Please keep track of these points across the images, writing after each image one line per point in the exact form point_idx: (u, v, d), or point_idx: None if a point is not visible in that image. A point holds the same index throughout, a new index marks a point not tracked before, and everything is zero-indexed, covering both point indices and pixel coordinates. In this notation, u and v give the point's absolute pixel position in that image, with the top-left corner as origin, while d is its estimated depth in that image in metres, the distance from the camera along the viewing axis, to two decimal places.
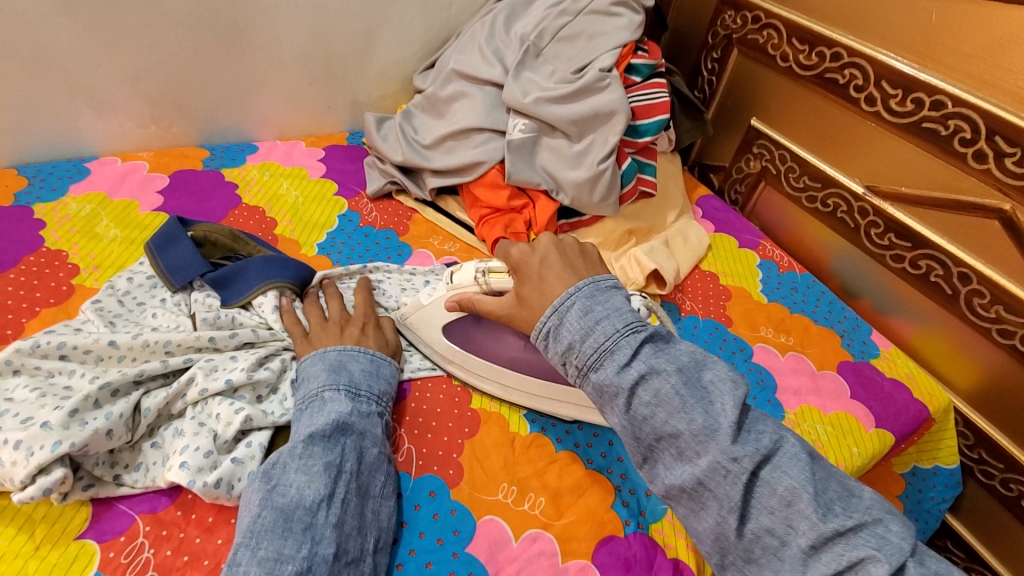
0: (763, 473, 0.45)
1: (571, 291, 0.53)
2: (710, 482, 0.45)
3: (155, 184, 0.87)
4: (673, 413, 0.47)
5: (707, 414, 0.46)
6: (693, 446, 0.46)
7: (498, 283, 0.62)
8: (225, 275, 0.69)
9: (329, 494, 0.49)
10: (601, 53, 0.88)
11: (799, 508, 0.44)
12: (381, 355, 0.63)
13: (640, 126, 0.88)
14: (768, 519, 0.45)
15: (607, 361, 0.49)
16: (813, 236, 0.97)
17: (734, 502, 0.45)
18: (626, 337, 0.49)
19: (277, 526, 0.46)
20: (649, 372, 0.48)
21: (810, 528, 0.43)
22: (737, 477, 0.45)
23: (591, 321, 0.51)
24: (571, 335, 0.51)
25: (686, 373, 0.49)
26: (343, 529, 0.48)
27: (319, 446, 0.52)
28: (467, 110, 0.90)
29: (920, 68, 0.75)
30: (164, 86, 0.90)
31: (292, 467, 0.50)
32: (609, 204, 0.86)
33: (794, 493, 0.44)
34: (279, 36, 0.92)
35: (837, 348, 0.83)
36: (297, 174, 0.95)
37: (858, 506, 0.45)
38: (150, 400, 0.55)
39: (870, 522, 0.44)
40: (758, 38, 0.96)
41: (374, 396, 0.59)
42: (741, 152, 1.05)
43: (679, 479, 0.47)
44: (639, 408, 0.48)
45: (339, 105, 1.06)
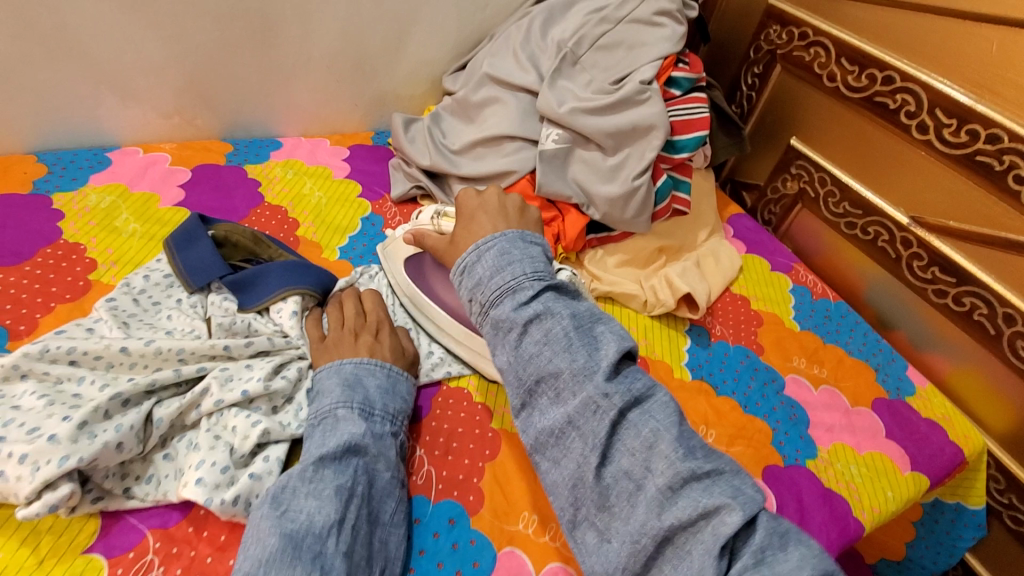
0: (631, 415, 0.46)
1: (495, 235, 0.55)
2: (578, 419, 0.46)
3: (176, 177, 0.85)
4: (556, 352, 0.47)
5: (590, 357, 0.47)
6: (569, 386, 0.47)
7: (445, 226, 0.70)
8: (246, 279, 0.67)
9: (340, 519, 0.47)
10: (641, 64, 0.84)
11: (659, 449, 0.43)
12: (397, 370, 0.61)
13: (677, 141, 0.85)
14: (628, 461, 0.44)
15: (507, 299, 0.50)
16: (848, 262, 0.94)
17: (599, 439, 0.45)
18: (530, 280, 0.51)
19: (286, 553, 0.43)
20: (544, 313, 0.49)
21: (667, 467, 0.42)
22: (606, 413, 0.45)
23: (504, 262, 0.52)
24: (482, 271, 0.53)
25: (579, 320, 0.49)
26: (352, 558, 0.46)
27: (330, 469, 0.49)
28: (500, 116, 0.87)
29: (977, 99, 0.72)
30: (191, 78, 0.88)
31: (303, 490, 0.48)
32: (641, 221, 0.84)
33: (656, 436, 0.44)
34: (309, 32, 0.90)
35: (871, 384, 0.80)
36: (321, 173, 0.93)
37: (721, 459, 0.45)
38: (163, 410, 0.53)
39: (728, 473, 0.43)
40: (805, 55, 0.93)
41: (389, 416, 0.57)
42: (777, 171, 1.02)
43: (553, 420, 0.47)
44: (528, 346, 0.48)
45: (366, 104, 1.03)
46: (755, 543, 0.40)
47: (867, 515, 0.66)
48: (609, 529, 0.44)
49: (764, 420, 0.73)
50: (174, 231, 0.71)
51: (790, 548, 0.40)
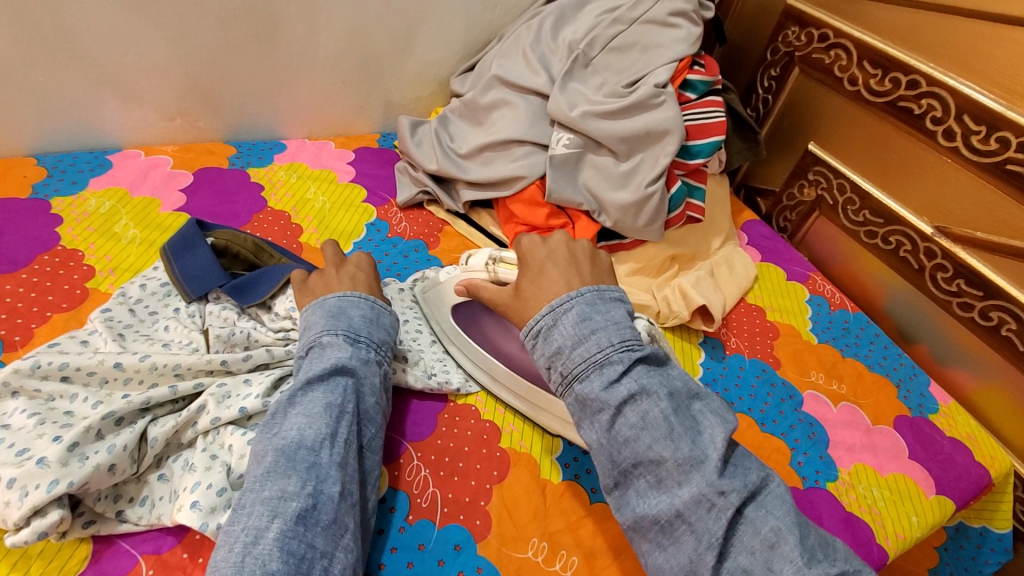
0: (748, 511, 0.43)
1: (572, 294, 0.51)
2: (688, 514, 0.43)
3: (178, 181, 0.83)
4: (658, 439, 0.45)
5: (695, 445, 0.45)
6: (675, 475, 0.44)
7: (505, 274, 0.62)
8: (246, 282, 0.66)
9: (332, 433, 0.47)
10: (656, 67, 0.82)
11: (782, 551, 0.42)
12: (381, 303, 0.59)
13: (692, 147, 0.82)
14: (747, 560, 0.42)
15: (595, 374, 0.47)
16: (868, 272, 0.91)
17: (715, 538, 0.42)
18: (619, 352, 0.47)
19: (280, 466, 0.45)
20: (639, 393, 0.46)
21: (792, 574, 0.41)
22: (723, 511, 0.42)
23: (585, 329, 0.48)
24: (562, 339, 0.49)
25: (678, 400, 0.47)
26: (345, 469, 0.47)
27: (319, 390, 0.50)
28: (509, 120, 0.84)
29: (1008, 105, 0.69)
30: (193, 80, 0.86)
31: (293, 412, 0.48)
32: (654, 229, 0.81)
33: (778, 535, 0.42)
34: (314, 33, 0.88)
35: (893, 401, 0.77)
36: (326, 177, 0.91)
37: (835, 555, 0.44)
38: (157, 429, 0.51)
39: (846, 573, 0.42)
40: (825, 57, 0.90)
41: (374, 344, 0.55)
42: (794, 177, 0.99)
43: (656, 509, 0.44)
44: (623, 429, 0.46)
45: (372, 106, 1.01)
46: None
47: (891, 542, 0.63)
48: None
49: (781, 439, 0.70)
50: (172, 237, 0.70)
51: None
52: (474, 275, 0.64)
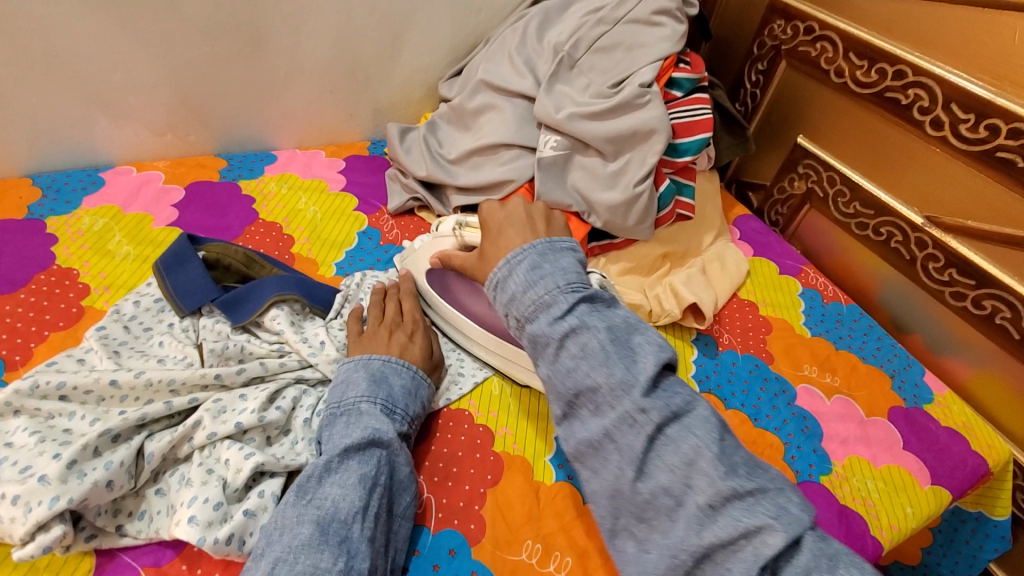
0: (670, 431, 0.45)
1: (524, 249, 0.55)
2: (616, 434, 0.46)
3: (170, 197, 0.84)
4: (595, 366, 0.47)
5: (628, 370, 0.46)
6: (608, 400, 0.46)
7: (470, 237, 0.68)
8: (237, 297, 0.66)
9: (364, 507, 0.48)
10: (640, 66, 0.82)
11: (700, 466, 0.43)
12: (422, 374, 0.62)
13: (680, 144, 0.82)
14: (667, 477, 0.44)
15: (540, 313, 0.50)
16: (860, 263, 0.91)
17: (635, 453, 0.45)
18: (565, 294, 0.50)
19: (313, 539, 0.45)
20: (580, 327, 0.49)
21: (708, 486, 0.42)
22: (643, 428, 0.45)
23: (534, 276, 0.52)
24: (515, 286, 0.53)
25: (615, 331, 0.49)
26: (374, 544, 0.48)
27: (354, 460, 0.51)
28: (496, 124, 0.85)
29: (997, 92, 0.68)
30: (182, 95, 0.86)
31: (328, 480, 0.49)
32: (644, 228, 0.82)
33: (696, 453, 0.44)
34: (301, 43, 0.89)
35: (887, 392, 0.77)
36: (317, 187, 0.91)
37: (764, 476, 0.45)
38: (154, 444, 0.52)
39: (772, 491, 0.43)
40: (811, 50, 0.89)
41: (408, 416, 0.57)
42: (784, 171, 0.99)
43: (589, 433, 0.47)
44: (567, 360, 0.48)
45: (361, 113, 1.02)
46: (800, 565, 0.40)
47: (885, 533, 0.63)
48: (646, 541, 0.45)
49: (775, 434, 0.70)
50: (164, 253, 0.70)
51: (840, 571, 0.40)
52: (443, 242, 0.70)
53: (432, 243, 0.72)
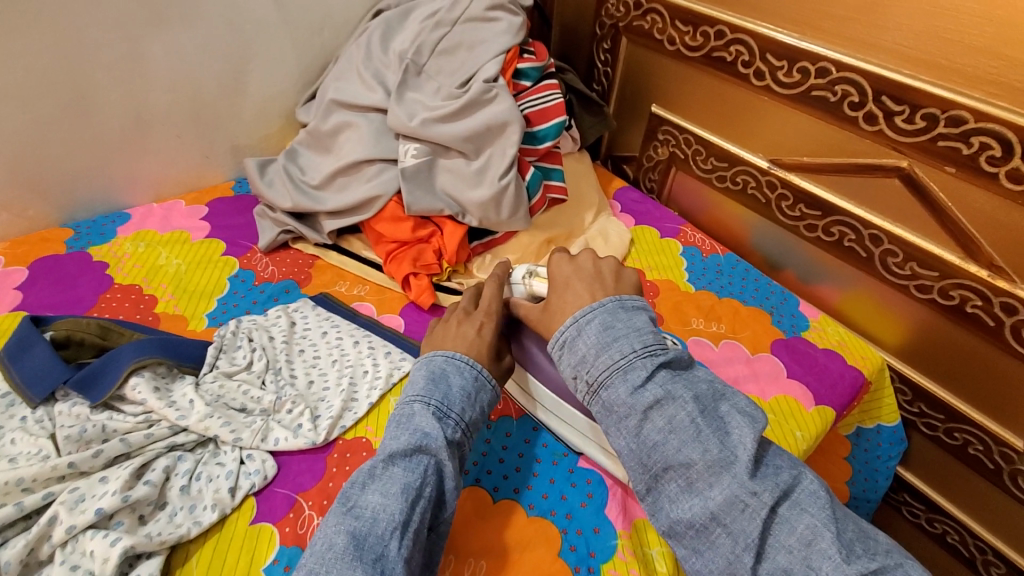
0: (782, 509, 0.47)
1: (594, 306, 0.56)
2: (723, 515, 0.46)
3: (12, 279, 0.77)
4: (687, 442, 0.49)
5: (724, 446, 0.48)
6: (704, 477, 0.48)
7: (538, 288, 0.67)
8: (92, 373, 0.61)
9: (404, 522, 0.47)
10: (484, 62, 0.83)
11: (819, 547, 0.44)
12: (486, 376, 0.58)
13: (537, 132, 0.84)
14: (786, 559, 0.45)
15: (619, 380, 0.52)
16: (730, 214, 0.96)
17: (751, 539, 0.45)
18: (643, 359, 0.52)
19: (347, 553, 0.44)
20: (664, 397, 0.50)
21: (833, 570, 0.43)
22: (756, 511, 0.46)
23: (608, 337, 0.54)
24: (586, 347, 0.54)
25: (702, 402, 0.51)
26: (410, 566, 0.46)
27: (400, 466, 0.49)
28: (355, 142, 0.84)
29: (800, 37, 0.75)
30: (6, 169, 0.79)
31: (370, 488, 0.48)
32: (520, 218, 0.83)
33: (814, 532, 0.45)
34: (133, 92, 0.83)
35: (767, 327, 0.82)
36: (179, 238, 0.86)
37: (878, 549, 0.46)
38: (7, 551, 0.47)
39: (892, 566, 0.45)
40: (643, 24, 0.94)
41: (462, 422, 0.54)
42: (647, 140, 1.03)
43: (691, 514, 0.48)
44: (651, 433, 0.50)
45: (219, 153, 0.97)
46: None
47: None
48: None
49: None
50: (7, 342, 0.65)
51: None
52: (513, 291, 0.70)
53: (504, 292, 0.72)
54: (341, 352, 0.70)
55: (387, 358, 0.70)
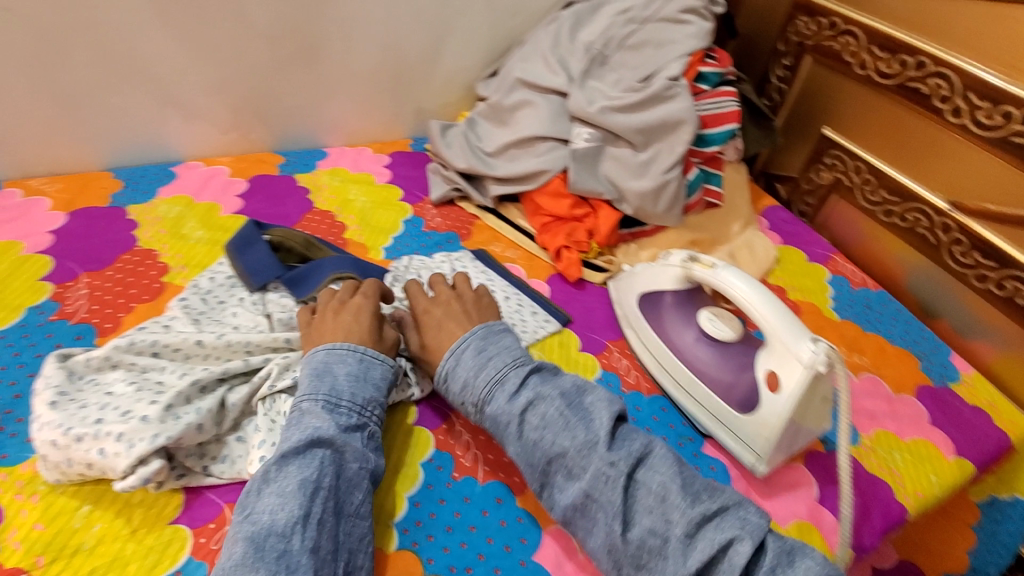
0: (640, 474, 0.54)
1: (466, 335, 0.63)
2: (594, 492, 0.52)
3: (235, 188, 0.92)
4: (559, 433, 0.55)
5: (589, 430, 0.55)
6: (578, 462, 0.54)
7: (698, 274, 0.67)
8: (300, 274, 0.72)
9: (305, 514, 0.49)
10: (669, 61, 0.86)
11: (671, 501, 0.51)
12: (371, 355, 0.60)
13: (708, 135, 0.87)
14: (649, 519, 0.51)
15: (498, 391, 0.58)
16: (888, 250, 0.93)
17: (617, 507, 0.51)
18: (512, 370, 0.60)
19: (249, 556, 0.45)
20: (536, 398, 0.58)
21: (682, 516, 0.50)
22: (617, 480, 0.52)
23: (483, 358, 0.61)
24: (466, 372, 0.60)
25: (569, 397, 0.58)
26: (319, 553, 0.48)
27: (293, 463, 0.51)
28: (532, 118, 0.90)
29: (1008, 80, 0.72)
30: (246, 97, 0.95)
31: (267, 492, 0.50)
32: (673, 215, 0.87)
33: (665, 488, 0.52)
34: (352, 48, 0.96)
35: (914, 371, 0.80)
36: (365, 179, 0.98)
37: (723, 495, 0.54)
38: (235, 396, 0.58)
39: (733, 507, 0.53)
40: (834, 45, 0.93)
41: (356, 407, 0.56)
42: (811, 162, 1.02)
43: (571, 498, 0.53)
44: (530, 433, 0.56)
45: (404, 113, 1.08)
46: (767, 566, 0.49)
47: (911, 500, 0.66)
48: None
49: None
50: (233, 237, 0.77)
51: (797, 562, 0.49)
52: (670, 271, 0.72)
53: (659, 269, 0.73)
54: None
55: (533, 316, 0.77)
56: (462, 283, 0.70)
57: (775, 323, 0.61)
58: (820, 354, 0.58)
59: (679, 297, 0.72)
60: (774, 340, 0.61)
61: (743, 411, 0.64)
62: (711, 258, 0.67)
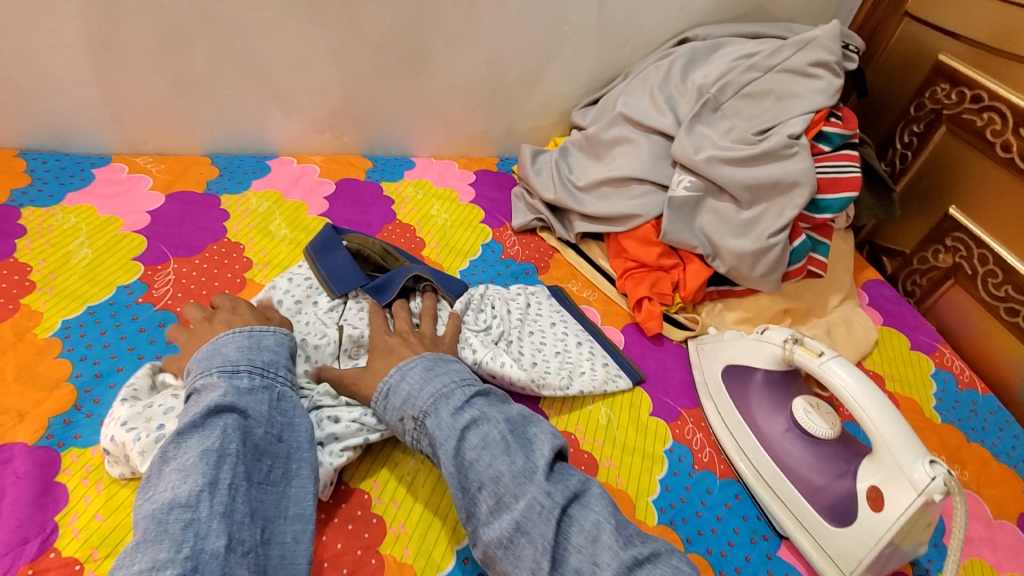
0: (573, 511, 0.48)
1: (416, 357, 0.57)
2: (526, 524, 0.46)
3: (323, 189, 0.92)
4: (496, 456, 0.49)
5: (527, 459, 0.50)
6: (512, 489, 0.48)
7: (800, 357, 0.62)
8: (383, 282, 0.71)
9: (211, 482, 0.45)
10: (790, 117, 0.81)
11: (603, 541, 0.46)
12: (260, 328, 0.57)
13: (822, 201, 0.80)
14: (577, 558, 0.46)
15: (442, 407, 0.52)
16: (1004, 350, 0.83)
17: (548, 542, 0.45)
18: (459, 387, 0.54)
19: (151, 533, 0.41)
20: (479, 419, 0.52)
21: (612, 558, 0.45)
22: (551, 514, 0.46)
23: (431, 375, 0.55)
24: (409, 387, 0.54)
25: (513, 424, 0.52)
26: (233, 518, 0.44)
27: (193, 436, 0.47)
28: (630, 158, 0.86)
29: None
30: (346, 100, 0.95)
31: (167, 469, 0.45)
32: (771, 280, 0.79)
33: (598, 527, 0.47)
34: (455, 63, 0.95)
35: (1020, 495, 0.70)
36: (449, 195, 0.97)
37: (656, 540, 0.49)
38: None
39: (666, 552, 0.48)
40: (976, 119, 0.84)
41: (258, 369, 0.53)
42: (928, 241, 0.92)
43: (499, 532, 0.47)
44: (468, 452, 0.50)
45: (496, 131, 1.07)
46: None
47: None
48: None
49: None
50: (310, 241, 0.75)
51: None
52: (768, 348, 0.67)
53: (756, 344, 0.69)
54: (564, 347, 0.74)
55: (603, 368, 0.72)
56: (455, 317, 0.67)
57: (888, 433, 0.54)
58: (937, 483, 0.51)
59: (772, 378, 0.68)
60: (883, 453, 0.55)
61: (833, 521, 0.57)
62: (818, 343, 0.62)
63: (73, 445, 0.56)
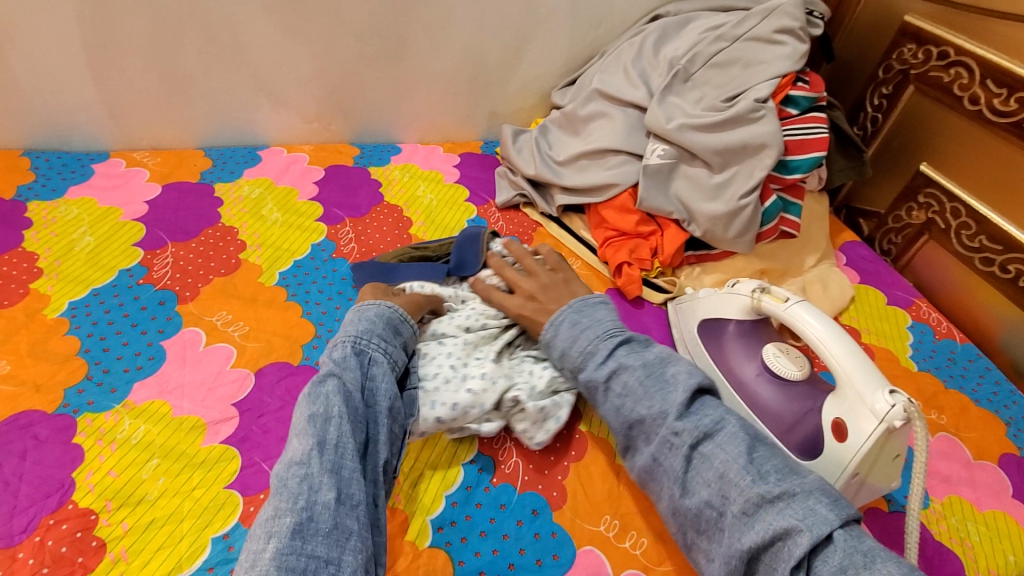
0: (703, 448, 0.52)
1: (563, 308, 0.65)
2: (661, 457, 0.53)
3: (312, 175, 0.96)
4: (638, 400, 0.56)
5: (664, 400, 0.55)
6: (653, 428, 0.55)
7: (768, 305, 0.65)
8: (457, 263, 0.77)
9: (319, 441, 0.49)
10: (757, 83, 0.83)
11: (731, 478, 0.50)
12: (363, 302, 0.63)
13: (791, 161, 0.83)
14: (707, 492, 0.50)
15: (588, 362, 0.60)
16: (981, 302, 0.85)
17: (677, 473, 0.52)
18: (603, 342, 0.61)
19: (276, 487, 0.47)
20: (619, 368, 0.59)
21: (740, 494, 0.49)
22: (680, 448, 0.52)
23: (577, 330, 0.63)
24: (562, 343, 0.63)
25: (651, 367, 0.58)
26: (341, 474, 0.48)
27: (307, 403, 0.52)
28: (607, 131, 0.89)
29: None
30: (331, 89, 0.99)
31: (292, 436, 0.51)
32: (744, 241, 0.83)
33: (727, 466, 0.50)
34: (436, 49, 0.98)
35: (1000, 437, 0.73)
36: (434, 177, 1.00)
37: (795, 480, 0.49)
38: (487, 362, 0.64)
39: (801, 493, 0.48)
40: (943, 76, 0.86)
41: (355, 341, 0.58)
42: (901, 199, 0.95)
43: (643, 460, 0.55)
44: (614, 398, 0.58)
45: (478, 115, 1.10)
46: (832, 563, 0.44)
47: None
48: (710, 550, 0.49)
49: None
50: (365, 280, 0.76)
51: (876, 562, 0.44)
52: (738, 300, 0.70)
53: (727, 296, 0.72)
54: None
55: None
56: (553, 261, 0.73)
57: (849, 367, 0.57)
58: (899, 411, 0.54)
59: (743, 328, 0.70)
60: (846, 387, 0.57)
61: (804, 456, 0.60)
62: (784, 292, 0.65)
63: (87, 410, 0.60)
